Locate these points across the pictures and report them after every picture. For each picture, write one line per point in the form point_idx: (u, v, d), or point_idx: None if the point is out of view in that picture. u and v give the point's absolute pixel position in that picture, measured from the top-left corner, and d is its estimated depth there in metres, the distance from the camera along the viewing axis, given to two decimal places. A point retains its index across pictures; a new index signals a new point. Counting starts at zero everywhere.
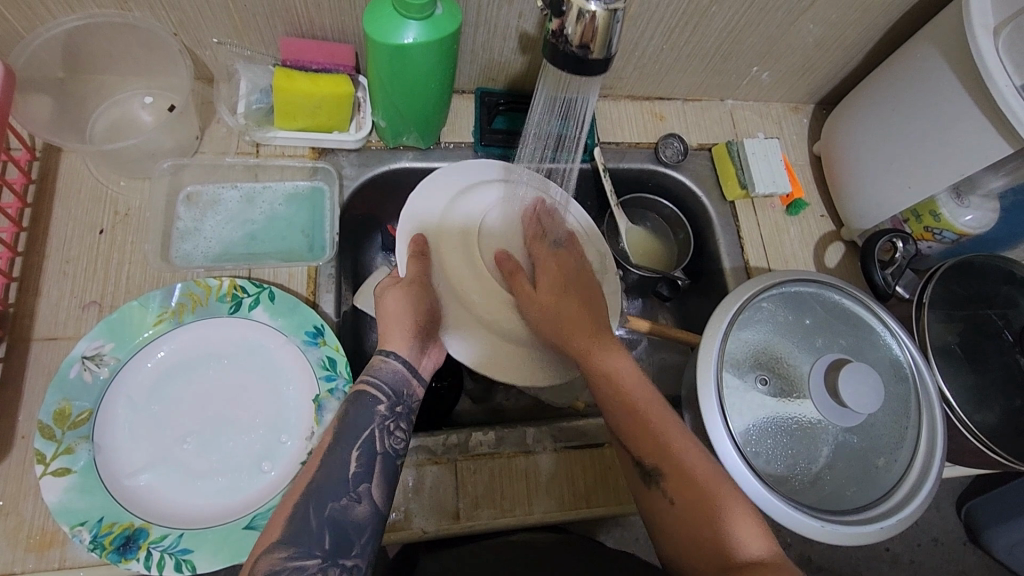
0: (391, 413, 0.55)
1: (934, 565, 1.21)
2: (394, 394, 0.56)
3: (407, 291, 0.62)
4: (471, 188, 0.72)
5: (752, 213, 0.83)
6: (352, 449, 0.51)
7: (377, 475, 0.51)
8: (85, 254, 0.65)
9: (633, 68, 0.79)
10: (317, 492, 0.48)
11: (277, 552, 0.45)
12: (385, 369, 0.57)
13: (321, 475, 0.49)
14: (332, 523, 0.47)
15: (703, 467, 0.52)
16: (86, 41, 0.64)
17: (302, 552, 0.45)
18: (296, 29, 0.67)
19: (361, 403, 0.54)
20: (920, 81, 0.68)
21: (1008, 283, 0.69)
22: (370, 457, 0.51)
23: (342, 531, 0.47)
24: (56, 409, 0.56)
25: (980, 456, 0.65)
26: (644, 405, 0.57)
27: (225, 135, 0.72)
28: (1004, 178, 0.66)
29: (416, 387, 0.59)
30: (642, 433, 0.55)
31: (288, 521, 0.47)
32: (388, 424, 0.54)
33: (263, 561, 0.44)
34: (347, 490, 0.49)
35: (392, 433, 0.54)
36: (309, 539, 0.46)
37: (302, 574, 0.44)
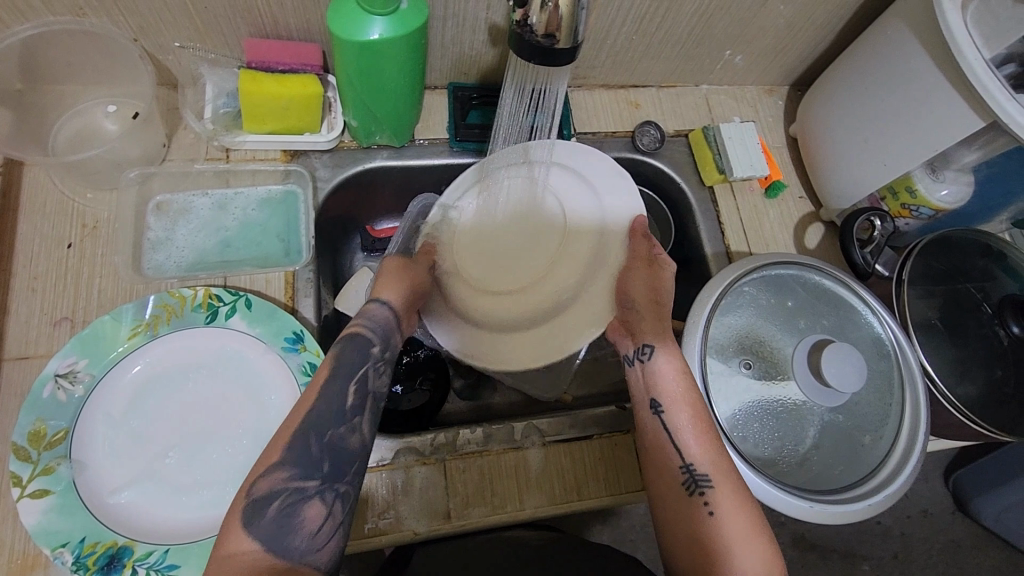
0: (381, 356, 0.55)
1: (924, 536, 1.23)
2: (383, 340, 0.56)
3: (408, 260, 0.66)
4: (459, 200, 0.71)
5: (731, 197, 0.83)
6: (347, 383, 0.51)
7: (368, 411, 0.51)
8: (54, 269, 0.63)
9: (606, 56, 0.79)
10: (315, 418, 0.48)
11: (279, 473, 0.45)
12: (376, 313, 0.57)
13: (320, 406, 0.49)
14: (331, 448, 0.47)
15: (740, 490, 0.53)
16: (43, 49, 0.62)
17: (303, 474, 0.46)
18: (260, 30, 0.66)
19: (353, 345, 0.53)
20: (890, 59, 0.68)
21: (984, 256, 0.70)
22: (364, 394, 0.51)
23: (341, 458, 0.48)
24: (31, 430, 0.54)
25: (963, 428, 0.66)
26: (697, 424, 0.56)
27: (192, 142, 0.71)
28: (976, 153, 0.66)
29: (398, 337, 0.58)
30: (690, 440, 0.55)
31: (288, 444, 0.47)
32: (380, 365, 0.54)
33: (263, 482, 0.45)
34: (346, 418, 0.49)
35: (382, 374, 0.54)
36: (309, 462, 0.46)
37: (301, 495, 0.45)
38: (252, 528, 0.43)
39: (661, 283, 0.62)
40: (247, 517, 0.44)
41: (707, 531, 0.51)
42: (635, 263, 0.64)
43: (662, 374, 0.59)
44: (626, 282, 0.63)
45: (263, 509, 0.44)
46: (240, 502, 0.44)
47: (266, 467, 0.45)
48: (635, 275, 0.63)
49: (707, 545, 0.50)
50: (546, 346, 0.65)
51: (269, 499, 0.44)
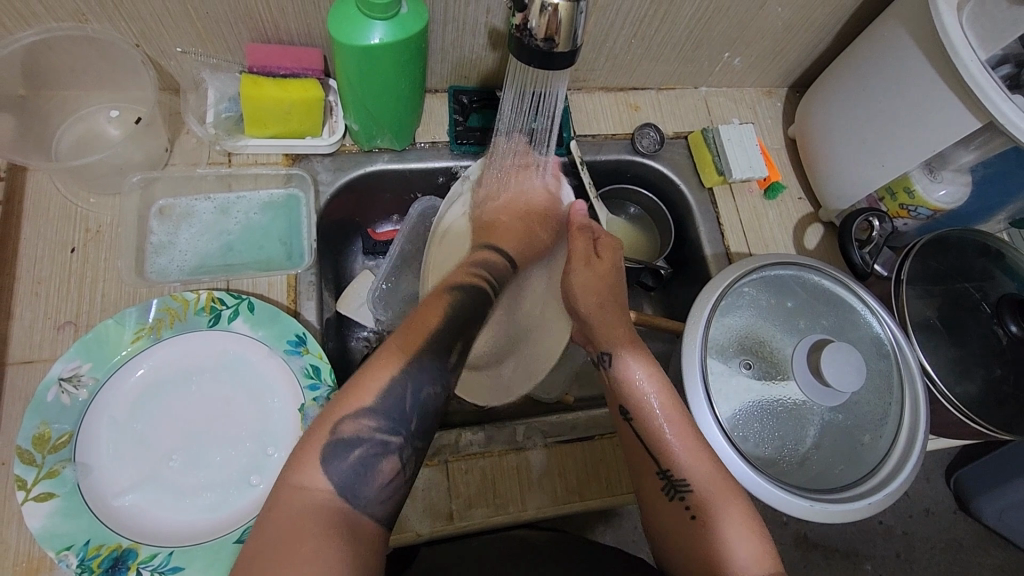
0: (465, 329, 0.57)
1: (926, 535, 1.23)
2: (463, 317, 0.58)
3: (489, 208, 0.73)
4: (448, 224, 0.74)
5: (730, 198, 0.83)
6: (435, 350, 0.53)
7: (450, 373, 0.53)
8: (57, 273, 0.64)
9: (605, 59, 0.79)
10: (411, 375, 0.50)
11: (369, 420, 0.47)
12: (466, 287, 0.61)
13: (417, 367, 0.50)
14: (419, 406, 0.49)
15: (721, 485, 0.56)
16: (47, 55, 0.62)
17: (387, 427, 0.48)
18: (262, 35, 0.66)
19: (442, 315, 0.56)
20: (888, 60, 0.68)
21: (983, 256, 0.71)
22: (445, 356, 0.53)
23: (423, 415, 0.50)
24: (35, 433, 0.54)
25: (962, 427, 0.66)
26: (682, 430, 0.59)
27: (194, 146, 0.71)
28: (973, 153, 0.66)
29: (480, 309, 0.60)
30: (665, 445, 0.59)
31: (382, 390, 0.49)
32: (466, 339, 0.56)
33: (349, 425, 0.47)
34: (442, 377, 0.52)
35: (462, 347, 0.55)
36: (396, 416, 0.48)
37: (382, 447, 0.47)
38: (330, 465, 0.45)
39: (597, 279, 0.68)
40: (327, 454, 0.46)
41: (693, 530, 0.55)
42: (576, 259, 0.69)
43: (633, 384, 0.62)
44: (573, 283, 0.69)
45: (347, 450, 0.46)
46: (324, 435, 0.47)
47: (354, 411, 0.47)
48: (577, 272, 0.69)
49: (693, 541, 0.55)
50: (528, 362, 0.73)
51: (352, 445, 0.46)
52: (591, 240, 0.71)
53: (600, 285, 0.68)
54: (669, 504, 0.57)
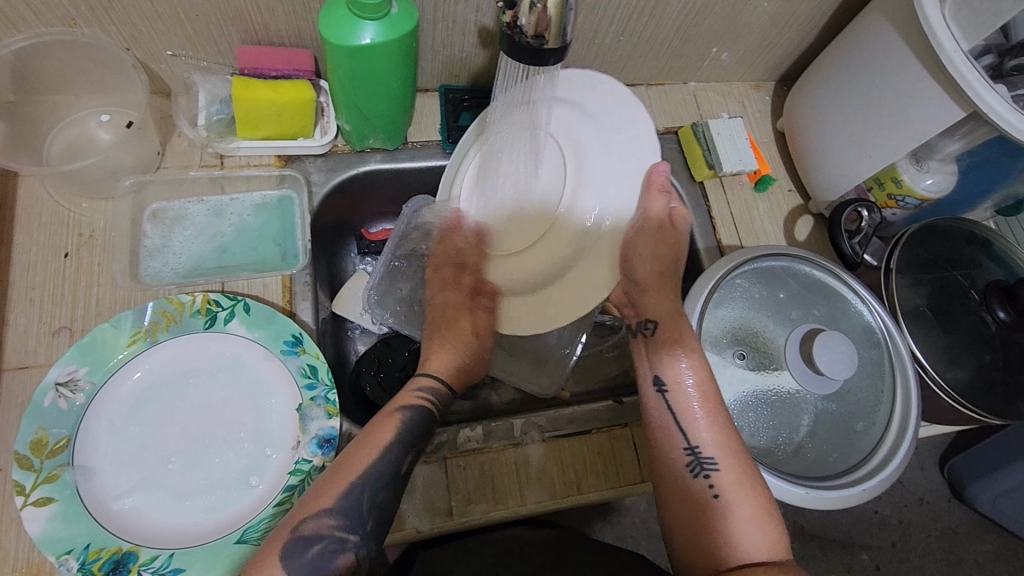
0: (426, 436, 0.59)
1: (921, 523, 1.24)
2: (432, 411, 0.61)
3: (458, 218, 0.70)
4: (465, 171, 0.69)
5: (721, 192, 0.84)
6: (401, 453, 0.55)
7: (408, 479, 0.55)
8: (51, 278, 0.64)
9: (594, 56, 0.80)
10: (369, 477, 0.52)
11: (325, 518, 0.49)
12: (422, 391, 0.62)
13: (377, 463, 0.53)
14: (376, 511, 0.51)
15: (741, 465, 0.54)
16: (37, 60, 0.62)
17: (346, 526, 0.49)
18: (252, 37, 0.66)
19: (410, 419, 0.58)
20: (873, 52, 0.69)
21: (970, 244, 0.72)
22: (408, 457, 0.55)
23: (380, 520, 0.51)
24: (33, 438, 0.54)
25: (952, 412, 0.67)
26: (709, 410, 0.57)
27: (187, 149, 0.71)
28: (959, 142, 0.67)
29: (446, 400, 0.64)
30: (695, 420, 0.57)
31: (343, 492, 0.50)
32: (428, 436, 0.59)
33: (311, 523, 0.48)
34: (394, 487, 0.53)
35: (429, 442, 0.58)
36: (356, 519, 0.50)
37: (338, 546, 0.48)
38: (291, 559, 0.47)
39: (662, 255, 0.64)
40: (288, 548, 0.47)
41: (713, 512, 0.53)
42: (647, 232, 0.63)
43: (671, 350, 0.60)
44: (633, 247, 0.63)
45: (302, 549, 0.47)
46: (286, 530, 0.48)
47: (317, 509, 0.49)
48: (643, 240, 0.63)
49: (706, 523, 0.52)
50: (550, 311, 0.65)
51: (309, 539, 0.48)
52: (660, 209, 0.62)
53: (665, 255, 0.64)
54: (691, 483, 0.55)
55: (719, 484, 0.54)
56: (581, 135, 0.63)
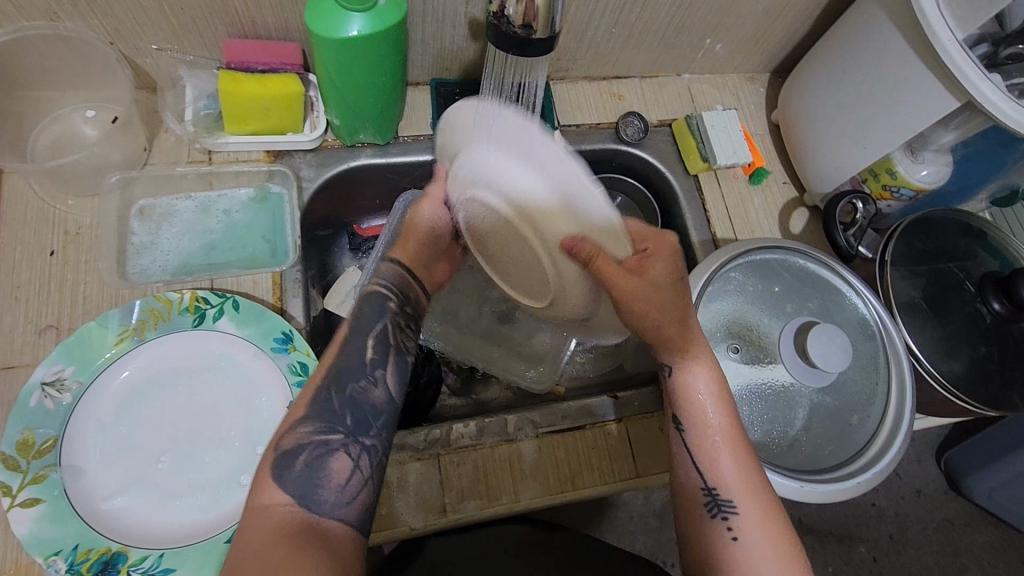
0: (399, 309, 0.58)
1: (918, 516, 1.24)
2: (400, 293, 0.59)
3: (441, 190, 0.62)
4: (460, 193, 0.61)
5: (716, 184, 0.84)
6: (366, 338, 0.54)
7: (390, 364, 0.54)
8: (37, 276, 0.63)
9: (586, 48, 0.79)
10: (338, 375, 0.52)
11: (304, 428, 0.49)
12: (385, 271, 0.60)
13: (343, 360, 0.53)
14: (352, 403, 0.51)
15: (762, 503, 0.52)
16: (19, 55, 0.61)
17: (327, 427, 0.50)
18: (238, 30, 0.65)
19: (371, 301, 0.57)
20: (868, 41, 0.68)
21: (965, 235, 0.71)
22: (384, 347, 0.55)
23: (361, 413, 0.51)
24: (19, 439, 0.54)
25: (947, 405, 0.67)
26: (729, 444, 0.54)
27: (174, 145, 0.70)
28: (954, 132, 0.67)
29: (419, 296, 0.61)
30: (717, 459, 0.54)
31: (312, 400, 0.51)
32: (397, 320, 0.57)
33: (290, 436, 0.49)
34: (365, 372, 0.53)
35: (403, 330, 0.57)
36: (332, 416, 0.50)
37: (326, 448, 0.49)
38: (283, 478, 0.47)
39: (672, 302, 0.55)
40: (277, 466, 0.47)
41: (731, 553, 0.51)
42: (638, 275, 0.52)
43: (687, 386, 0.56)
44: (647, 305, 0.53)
45: (291, 461, 0.47)
46: (270, 454, 0.48)
47: (294, 421, 0.49)
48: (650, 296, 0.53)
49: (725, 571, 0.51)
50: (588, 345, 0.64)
51: (294, 451, 0.48)
52: (614, 255, 0.50)
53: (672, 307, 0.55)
54: (708, 525, 0.53)
55: (739, 529, 0.52)
56: (517, 184, 0.48)
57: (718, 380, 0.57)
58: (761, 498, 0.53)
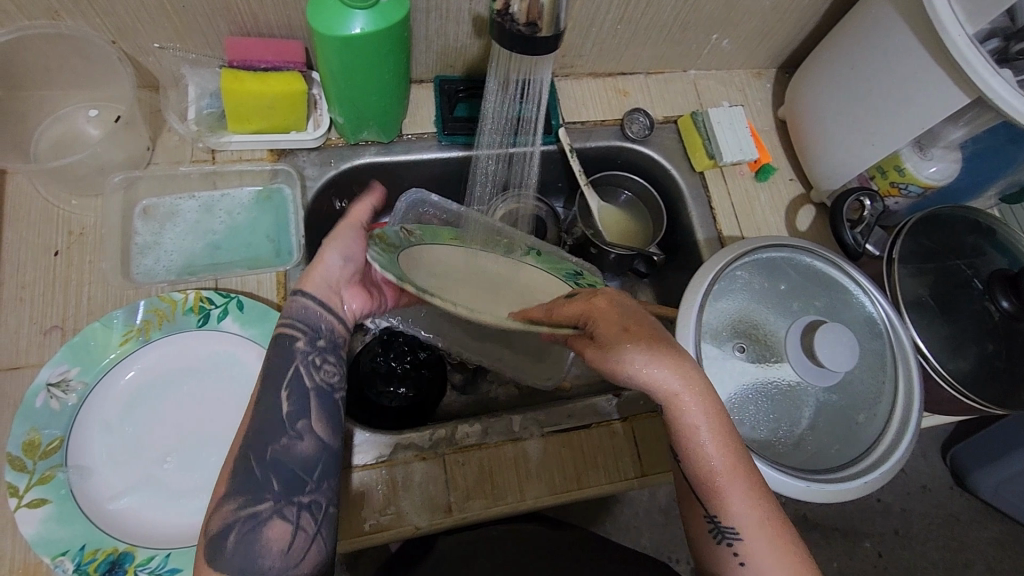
0: (311, 346, 0.54)
1: (923, 511, 1.24)
2: (310, 329, 0.55)
3: (349, 233, 0.58)
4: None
5: (721, 181, 0.83)
6: (280, 390, 0.52)
7: (313, 409, 0.52)
8: (42, 277, 0.63)
9: (592, 45, 0.78)
10: (255, 441, 0.49)
11: (228, 504, 0.47)
12: (296, 306, 0.55)
13: (256, 424, 0.50)
14: (275, 465, 0.49)
15: (770, 525, 0.49)
16: (21, 55, 0.61)
17: (254, 498, 0.47)
18: (241, 28, 0.65)
19: (280, 346, 0.53)
20: (876, 36, 0.67)
21: (974, 232, 0.71)
22: (302, 395, 0.52)
23: (288, 471, 0.49)
24: (25, 439, 0.54)
25: (955, 403, 0.66)
26: (732, 470, 0.50)
27: (177, 144, 0.70)
28: (963, 129, 0.66)
29: (335, 322, 0.56)
30: (726, 498, 0.49)
31: (232, 474, 0.48)
32: (312, 359, 0.54)
33: (216, 517, 0.46)
34: (287, 427, 0.50)
35: (319, 370, 0.53)
36: (257, 485, 0.48)
37: (257, 519, 0.47)
38: (222, 563, 0.45)
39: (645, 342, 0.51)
40: (211, 551, 0.46)
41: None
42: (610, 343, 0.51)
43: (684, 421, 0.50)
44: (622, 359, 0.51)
45: (222, 541, 0.46)
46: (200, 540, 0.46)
47: (216, 501, 0.47)
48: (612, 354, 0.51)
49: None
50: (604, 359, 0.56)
51: (225, 530, 0.46)
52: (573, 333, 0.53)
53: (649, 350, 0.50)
54: (715, 552, 0.50)
55: (746, 554, 0.49)
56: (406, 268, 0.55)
57: (715, 404, 0.51)
58: (769, 521, 0.49)
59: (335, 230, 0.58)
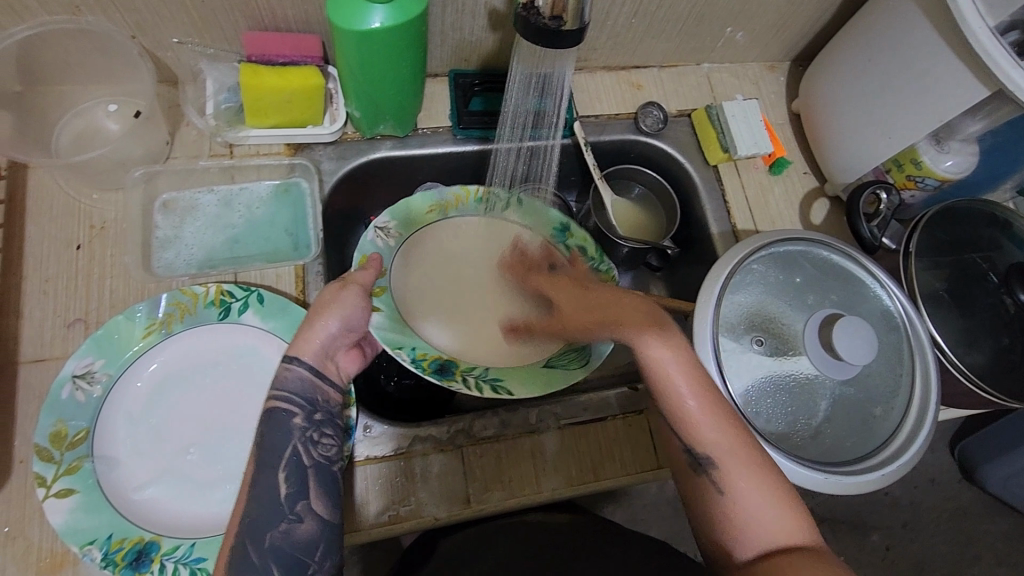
0: (309, 423, 0.50)
1: (931, 504, 1.24)
2: (308, 404, 0.50)
3: (351, 300, 0.55)
4: (476, 200, 0.73)
5: (735, 175, 0.83)
6: (276, 473, 0.46)
7: (312, 487, 0.47)
8: (64, 270, 0.63)
9: (607, 38, 0.78)
10: (250, 526, 0.44)
11: None
12: (289, 377, 0.50)
13: (251, 508, 0.45)
14: (275, 552, 0.44)
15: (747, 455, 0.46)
16: (42, 49, 0.61)
17: None
18: (258, 23, 0.65)
19: (275, 424, 0.48)
20: (895, 28, 0.67)
21: (991, 225, 0.70)
22: (300, 475, 0.47)
23: (288, 559, 0.44)
24: (52, 431, 0.55)
25: (971, 397, 0.66)
26: (704, 401, 0.48)
27: (195, 138, 0.70)
28: (981, 122, 0.66)
29: (332, 394, 0.52)
30: (696, 426, 0.47)
31: (229, 563, 0.43)
32: (311, 434, 0.49)
33: None
34: (285, 518, 0.45)
35: (319, 443, 0.49)
36: (257, 574, 0.43)
37: None
38: None
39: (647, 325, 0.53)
40: None
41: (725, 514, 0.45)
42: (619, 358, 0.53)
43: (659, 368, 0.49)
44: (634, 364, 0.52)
45: None
46: None
47: None
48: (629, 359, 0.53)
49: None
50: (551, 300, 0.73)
51: None
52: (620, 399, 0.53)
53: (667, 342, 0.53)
54: (696, 486, 0.47)
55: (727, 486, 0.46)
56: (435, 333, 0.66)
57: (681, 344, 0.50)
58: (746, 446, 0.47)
59: (339, 295, 0.55)
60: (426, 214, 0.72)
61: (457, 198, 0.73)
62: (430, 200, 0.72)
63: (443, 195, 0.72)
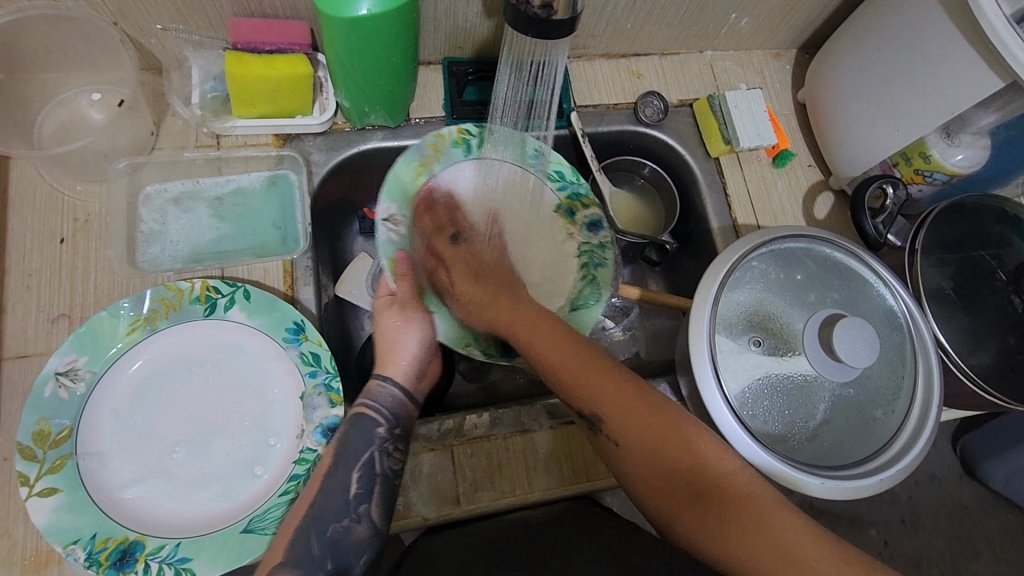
0: (389, 435, 0.57)
1: (932, 500, 1.22)
2: (392, 417, 0.58)
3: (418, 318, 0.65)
4: (454, 144, 0.69)
5: (737, 167, 0.81)
6: (351, 471, 0.54)
7: (376, 495, 0.54)
8: (47, 265, 0.62)
9: (606, 25, 0.76)
10: (316, 516, 0.51)
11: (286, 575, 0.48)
12: (382, 393, 0.59)
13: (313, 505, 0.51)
14: (333, 546, 0.51)
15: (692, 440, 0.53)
16: (21, 36, 0.59)
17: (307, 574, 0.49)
18: (243, 9, 0.63)
19: (361, 427, 0.56)
20: (907, 16, 0.64)
21: (1000, 222, 0.68)
22: (369, 479, 0.54)
23: (343, 553, 0.51)
24: (35, 429, 0.54)
25: (976, 399, 0.65)
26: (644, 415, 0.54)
27: (181, 129, 0.69)
28: (994, 115, 0.64)
29: (413, 410, 0.60)
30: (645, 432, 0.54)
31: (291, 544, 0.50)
32: (387, 445, 0.56)
33: None
34: (348, 512, 0.52)
35: (391, 455, 0.56)
36: (312, 562, 0.49)
37: None
38: None
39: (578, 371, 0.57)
40: None
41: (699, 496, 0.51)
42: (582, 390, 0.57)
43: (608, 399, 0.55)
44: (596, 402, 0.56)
45: None
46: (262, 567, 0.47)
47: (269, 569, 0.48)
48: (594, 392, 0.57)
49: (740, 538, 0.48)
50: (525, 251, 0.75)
51: None
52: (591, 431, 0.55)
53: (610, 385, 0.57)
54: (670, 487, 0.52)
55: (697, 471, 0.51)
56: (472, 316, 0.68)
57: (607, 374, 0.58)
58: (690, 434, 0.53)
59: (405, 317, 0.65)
60: (415, 180, 0.68)
61: (435, 150, 0.69)
62: (412, 162, 0.68)
63: (421, 152, 0.68)
